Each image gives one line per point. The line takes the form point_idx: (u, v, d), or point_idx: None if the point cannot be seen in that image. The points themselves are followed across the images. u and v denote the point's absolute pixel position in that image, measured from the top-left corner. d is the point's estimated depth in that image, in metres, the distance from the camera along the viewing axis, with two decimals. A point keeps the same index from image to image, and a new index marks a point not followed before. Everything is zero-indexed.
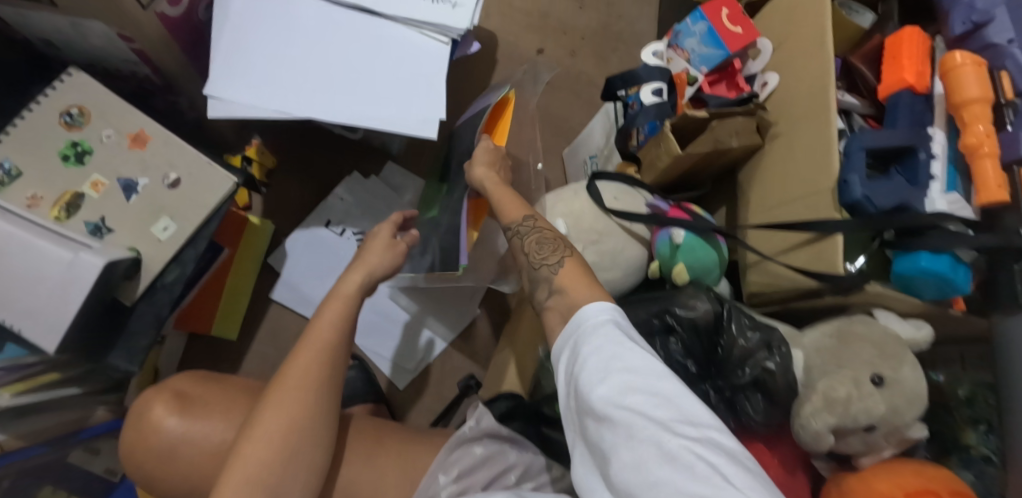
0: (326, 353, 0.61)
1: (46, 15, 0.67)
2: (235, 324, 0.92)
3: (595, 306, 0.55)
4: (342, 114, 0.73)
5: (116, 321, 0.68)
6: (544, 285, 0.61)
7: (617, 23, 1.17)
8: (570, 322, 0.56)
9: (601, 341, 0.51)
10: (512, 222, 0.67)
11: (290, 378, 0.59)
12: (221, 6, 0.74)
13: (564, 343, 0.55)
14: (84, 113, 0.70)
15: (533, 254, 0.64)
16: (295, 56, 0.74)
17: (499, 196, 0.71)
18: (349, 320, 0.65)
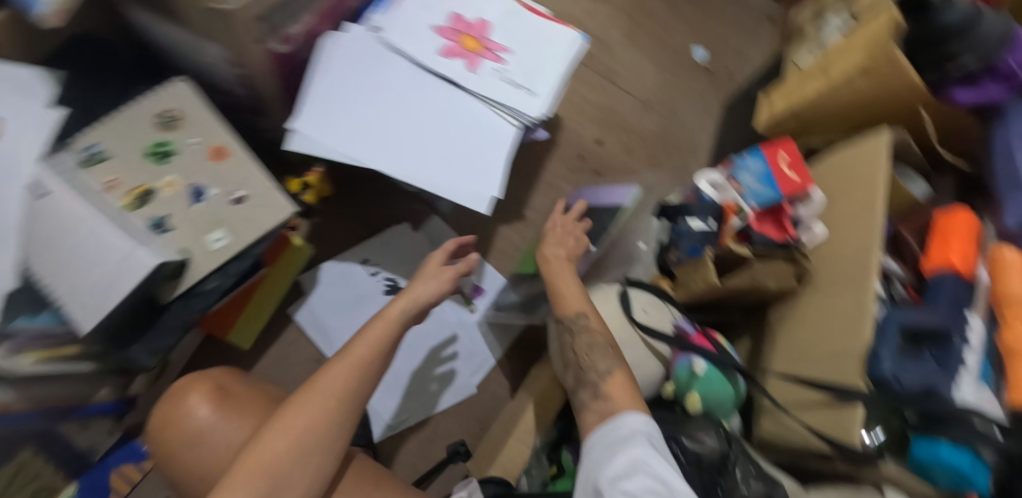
0: (356, 377, 0.59)
1: (170, 28, 0.69)
2: (251, 335, 0.93)
3: (634, 416, 0.60)
4: (410, 174, 0.77)
5: (149, 317, 0.67)
6: (590, 389, 0.66)
7: (677, 131, 1.36)
8: (606, 421, 0.61)
9: (635, 445, 0.57)
10: (565, 315, 0.70)
11: (323, 383, 0.57)
12: (322, 52, 0.79)
13: (592, 441, 0.60)
14: (179, 118, 0.70)
15: (584, 358, 0.68)
16: (378, 111, 0.79)
17: (567, 288, 0.72)
18: (388, 346, 0.63)
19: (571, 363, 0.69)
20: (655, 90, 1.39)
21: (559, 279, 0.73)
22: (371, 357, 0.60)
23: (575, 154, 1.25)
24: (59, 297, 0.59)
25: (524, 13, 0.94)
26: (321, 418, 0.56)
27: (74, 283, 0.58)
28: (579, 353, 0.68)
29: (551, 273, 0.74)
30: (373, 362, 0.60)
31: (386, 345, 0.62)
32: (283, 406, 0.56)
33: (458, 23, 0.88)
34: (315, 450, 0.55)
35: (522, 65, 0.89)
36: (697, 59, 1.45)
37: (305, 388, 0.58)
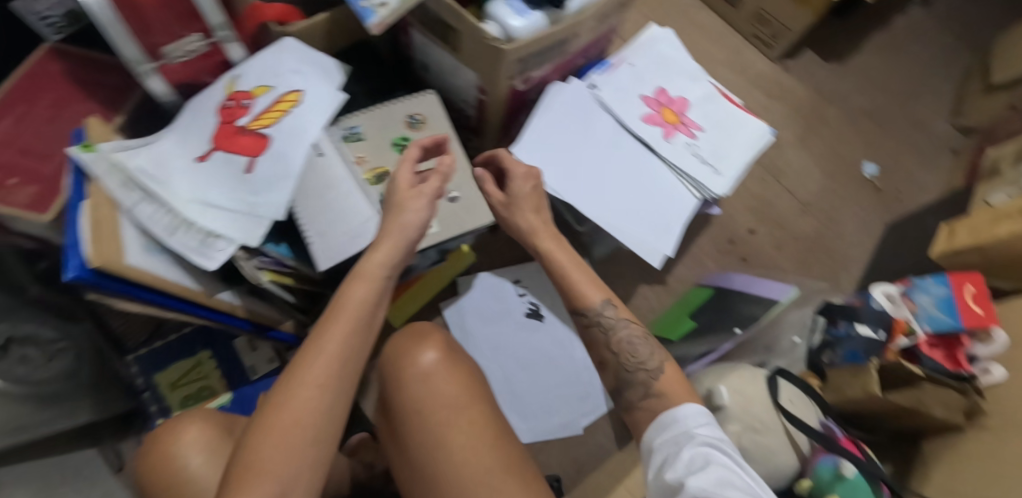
0: (343, 354, 0.56)
1: (441, 52, 0.84)
2: (400, 315, 1.03)
3: (690, 408, 0.58)
4: (597, 213, 0.85)
5: (357, 273, 0.79)
6: (639, 387, 0.63)
7: (830, 240, 1.34)
8: (663, 414, 0.60)
9: (698, 440, 0.55)
10: (608, 317, 0.68)
11: (327, 344, 0.55)
12: (548, 95, 0.90)
13: (651, 438, 0.59)
14: (422, 121, 0.84)
15: (624, 355, 0.66)
16: (583, 155, 0.88)
17: (562, 257, 0.72)
18: (368, 315, 0.59)
19: (602, 357, 0.69)
20: (816, 194, 1.39)
21: (557, 253, 0.72)
22: (353, 332, 0.57)
23: (725, 238, 1.28)
24: (309, 233, 0.73)
25: (721, 100, 1.02)
26: (324, 411, 0.53)
27: (321, 226, 0.73)
28: (617, 351, 0.67)
29: (542, 244, 0.73)
30: (358, 337, 0.58)
31: (370, 302, 0.59)
32: (267, 416, 0.52)
33: (659, 97, 0.98)
34: (322, 437, 0.53)
35: (710, 145, 0.97)
36: (866, 174, 1.43)
37: (283, 386, 0.53)
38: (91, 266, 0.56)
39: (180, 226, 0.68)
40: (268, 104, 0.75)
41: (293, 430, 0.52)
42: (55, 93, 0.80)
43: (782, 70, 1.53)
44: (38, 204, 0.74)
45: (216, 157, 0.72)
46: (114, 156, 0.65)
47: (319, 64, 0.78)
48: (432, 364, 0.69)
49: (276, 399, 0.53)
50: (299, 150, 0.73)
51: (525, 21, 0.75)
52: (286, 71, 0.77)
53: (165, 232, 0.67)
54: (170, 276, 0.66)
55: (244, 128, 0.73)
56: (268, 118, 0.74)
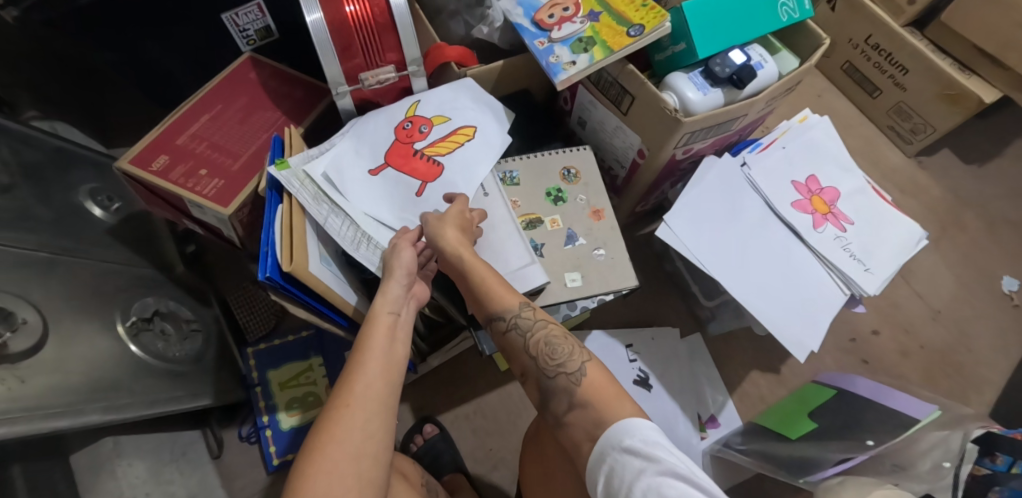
0: (383, 363, 0.57)
1: (606, 113, 0.86)
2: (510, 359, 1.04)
3: (628, 429, 0.55)
4: (741, 293, 0.84)
5: None
6: (562, 395, 0.62)
7: (962, 355, 1.25)
8: (601, 439, 0.57)
9: (642, 466, 0.52)
10: (494, 311, 0.67)
11: (372, 353, 0.57)
12: (702, 169, 0.90)
13: (596, 471, 0.56)
14: (576, 175, 0.86)
15: (544, 358, 0.65)
16: (731, 232, 0.87)
17: (478, 268, 0.67)
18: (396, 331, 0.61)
19: (524, 366, 0.66)
20: (949, 303, 1.30)
21: (477, 266, 0.67)
22: (387, 344, 0.59)
23: (848, 335, 1.24)
24: None
25: (873, 196, 0.97)
26: (377, 407, 0.54)
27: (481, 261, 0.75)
28: (536, 354, 0.65)
29: (471, 264, 0.67)
30: (396, 348, 0.59)
31: (400, 314, 0.62)
32: (322, 423, 0.53)
33: (809, 184, 0.95)
34: (380, 428, 0.54)
35: (860, 242, 0.92)
36: (1005, 288, 1.33)
37: (332, 403, 0.54)
38: (283, 269, 0.61)
39: (362, 242, 0.71)
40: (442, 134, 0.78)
41: (349, 443, 0.52)
42: (249, 97, 0.85)
43: (918, 166, 1.46)
44: (222, 198, 0.77)
45: (389, 174, 0.75)
46: (304, 170, 0.72)
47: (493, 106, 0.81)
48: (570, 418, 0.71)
49: (330, 407, 0.54)
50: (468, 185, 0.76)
51: (703, 96, 0.76)
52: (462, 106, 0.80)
53: (351, 246, 0.70)
54: (337, 288, 0.68)
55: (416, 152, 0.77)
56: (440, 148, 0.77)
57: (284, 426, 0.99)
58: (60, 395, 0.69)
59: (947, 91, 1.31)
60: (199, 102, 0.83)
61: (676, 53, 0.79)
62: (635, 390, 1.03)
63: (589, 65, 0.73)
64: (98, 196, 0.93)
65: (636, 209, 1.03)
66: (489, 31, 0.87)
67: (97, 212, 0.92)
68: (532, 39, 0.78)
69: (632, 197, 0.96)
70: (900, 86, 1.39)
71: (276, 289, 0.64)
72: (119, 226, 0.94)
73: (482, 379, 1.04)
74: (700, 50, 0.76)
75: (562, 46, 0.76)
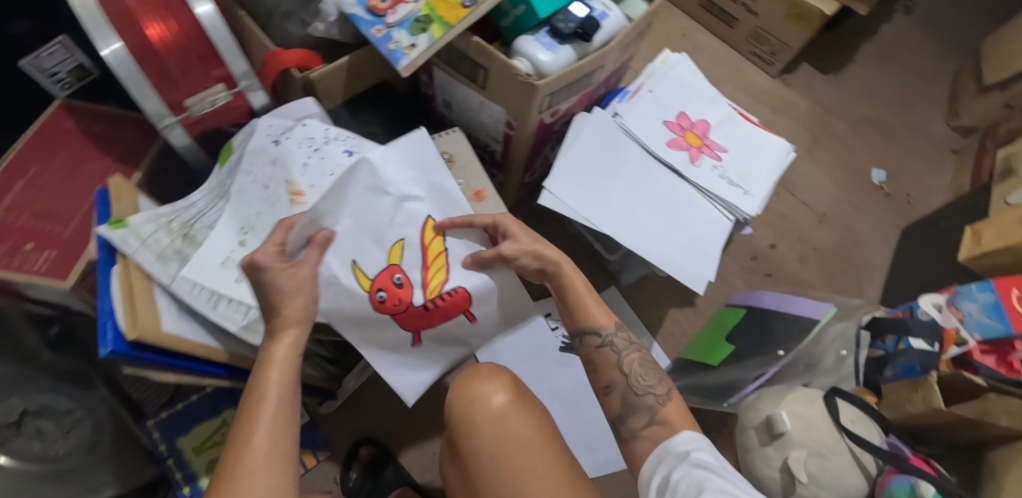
0: (276, 413, 0.54)
1: (467, 90, 0.84)
2: None
3: (687, 436, 0.61)
4: (634, 242, 0.85)
5: None
6: (645, 412, 0.65)
7: (852, 248, 1.35)
8: (659, 449, 0.61)
9: (690, 463, 0.57)
10: (604, 327, 0.69)
11: (268, 405, 0.54)
12: (574, 129, 0.90)
13: (651, 473, 0.60)
14: (451, 161, 0.83)
15: (635, 377, 0.68)
16: (615, 186, 0.88)
17: (578, 284, 0.71)
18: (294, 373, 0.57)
19: (613, 381, 0.68)
20: (831, 205, 1.39)
21: (576, 280, 0.71)
22: (287, 392, 0.56)
23: (749, 254, 1.30)
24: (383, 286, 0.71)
25: (741, 120, 1.01)
26: (276, 457, 0.52)
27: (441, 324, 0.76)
28: (629, 371, 0.68)
29: (571, 284, 0.71)
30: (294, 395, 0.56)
31: (298, 352, 0.58)
32: (222, 486, 0.50)
33: (682, 121, 0.98)
34: (289, 486, 0.52)
35: (735, 166, 0.96)
36: (876, 179, 1.44)
37: (231, 466, 0.51)
38: (129, 339, 0.55)
39: (219, 300, 0.64)
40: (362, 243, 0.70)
41: None
42: (73, 153, 0.76)
43: (783, 85, 1.54)
44: (58, 269, 0.68)
45: (428, 336, 0.75)
46: (144, 229, 0.63)
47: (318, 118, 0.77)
48: (503, 407, 0.60)
49: (226, 469, 0.51)
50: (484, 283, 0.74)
51: (553, 55, 0.75)
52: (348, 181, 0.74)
53: (206, 305, 0.63)
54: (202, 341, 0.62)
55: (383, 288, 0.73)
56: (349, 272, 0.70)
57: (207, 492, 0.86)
58: None
59: (793, 10, 1.38)
60: (8, 169, 0.73)
61: (519, 17, 0.78)
62: (561, 357, 1.04)
63: (430, 45, 0.70)
64: None
65: (525, 180, 1.03)
66: (325, 26, 0.81)
67: None
68: (369, 27, 0.74)
69: (516, 169, 0.95)
70: (752, 12, 1.45)
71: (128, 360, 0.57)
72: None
73: None
74: (539, 9, 0.75)
75: (400, 29, 0.72)
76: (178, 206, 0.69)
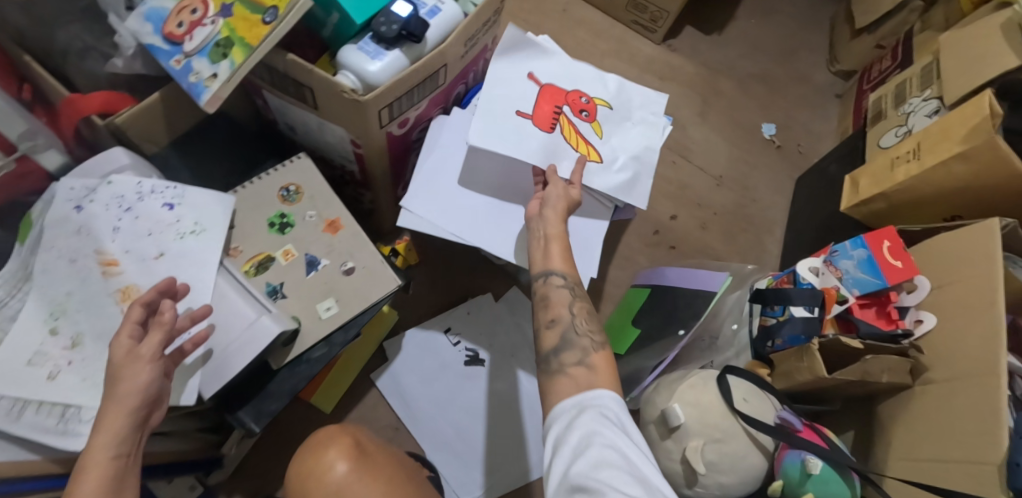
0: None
1: (303, 112, 0.76)
2: (334, 397, 0.95)
3: (603, 391, 0.58)
4: (507, 249, 0.79)
5: (257, 379, 0.69)
6: (575, 350, 0.62)
7: (750, 206, 1.36)
8: (573, 397, 0.59)
9: (592, 415, 0.55)
10: (572, 277, 0.67)
11: None
12: (432, 136, 0.84)
13: (557, 416, 0.58)
14: (299, 192, 0.76)
15: (581, 321, 0.65)
16: (479, 192, 0.81)
17: (556, 246, 0.69)
18: (118, 479, 0.50)
19: (558, 317, 0.65)
20: (725, 166, 1.40)
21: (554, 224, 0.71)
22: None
23: (651, 229, 1.29)
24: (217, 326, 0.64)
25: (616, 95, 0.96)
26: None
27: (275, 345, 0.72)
28: (576, 313, 0.66)
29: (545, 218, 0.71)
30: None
31: (124, 450, 0.51)
32: None
33: (574, 100, 0.88)
34: None
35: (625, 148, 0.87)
36: (766, 135, 1.45)
37: None
38: None
39: (25, 406, 0.55)
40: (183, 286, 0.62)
41: None
42: None
43: (668, 50, 1.52)
44: None
45: (522, 122, 0.82)
46: None
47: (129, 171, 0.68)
48: (342, 476, 0.61)
49: None
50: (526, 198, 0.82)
51: (382, 64, 0.69)
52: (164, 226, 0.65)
53: (7, 418, 0.53)
54: (10, 459, 0.52)
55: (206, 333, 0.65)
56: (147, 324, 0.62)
57: None
58: None
59: None
60: None
61: (338, 25, 0.70)
62: (467, 370, 1.00)
63: (232, 72, 0.62)
64: None
65: (400, 194, 0.97)
66: (125, 62, 0.72)
67: None
68: (168, 58, 0.65)
69: (382, 186, 0.88)
70: None
71: None
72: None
73: (310, 432, 0.94)
74: (357, 15, 0.68)
75: (200, 58, 0.64)
76: None
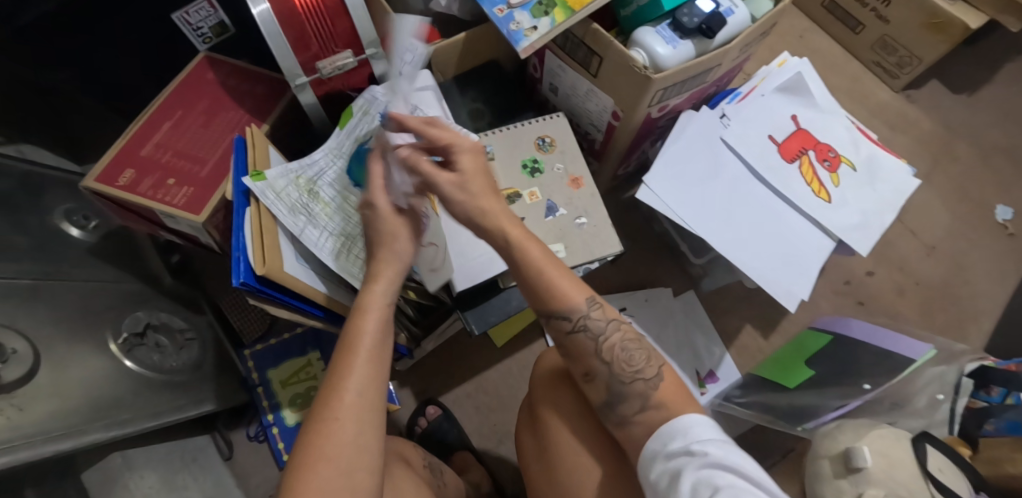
0: (369, 366, 0.56)
1: (576, 76, 0.84)
2: (505, 334, 1.04)
3: (697, 425, 0.56)
4: (728, 249, 0.84)
5: (484, 292, 0.78)
6: (636, 399, 0.62)
7: (960, 286, 1.25)
8: (664, 432, 0.57)
9: (697, 453, 0.53)
10: (578, 318, 0.64)
11: (363, 347, 0.56)
12: (679, 127, 0.87)
13: (655, 457, 0.57)
14: (552, 144, 0.84)
15: (617, 363, 0.63)
16: (713, 193, 0.86)
17: (534, 250, 0.62)
18: (387, 323, 0.59)
19: (593, 369, 0.64)
20: (942, 237, 1.29)
21: (545, 265, 0.63)
22: (380, 335, 0.58)
23: (843, 278, 1.24)
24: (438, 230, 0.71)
25: (861, 138, 0.95)
26: (357, 414, 0.53)
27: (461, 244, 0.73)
28: (611, 359, 0.64)
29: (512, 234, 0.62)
30: (387, 340, 0.58)
31: (392, 299, 0.60)
32: (313, 421, 0.53)
33: (823, 150, 0.92)
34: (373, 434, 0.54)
35: (860, 204, 0.90)
36: (999, 218, 1.31)
37: (321, 400, 0.54)
38: (261, 272, 0.60)
39: (342, 251, 0.69)
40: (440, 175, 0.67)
41: (343, 438, 0.52)
42: (210, 100, 0.80)
43: (906, 101, 1.42)
44: (194, 205, 0.74)
45: (777, 138, 0.91)
46: (279, 183, 0.67)
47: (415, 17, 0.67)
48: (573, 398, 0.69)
49: (316, 403, 0.54)
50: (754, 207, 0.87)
51: (672, 50, 0.74)
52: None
53: (329, 256, 0.67)
54: (318, 286, 0.67)
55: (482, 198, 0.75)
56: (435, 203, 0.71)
57: (290, 422, 0.96)
58: (60, 418, 0.64)
59: (931, 20, 1.26)
60: (159, 109, 0.77)
61: (642, 7, 0.76)
62: None
63: (551, 29, 0.71)
64: (74, 216, 0.84)
65: (618, 173, 1.02)
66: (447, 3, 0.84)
67: (75, 232, 0.84)
68: (491, 7, 0.73)
69: (612, 160, 0.94)
70: (883, 19, 1.33)
71: (253, 292, 0.62)
72: (103, 246, 0.86)
73: (479, 357, 1.04)
74: (665, 1, 0.74)
75: (522, 11, 0.72)
76: (304, 163, 0.71)
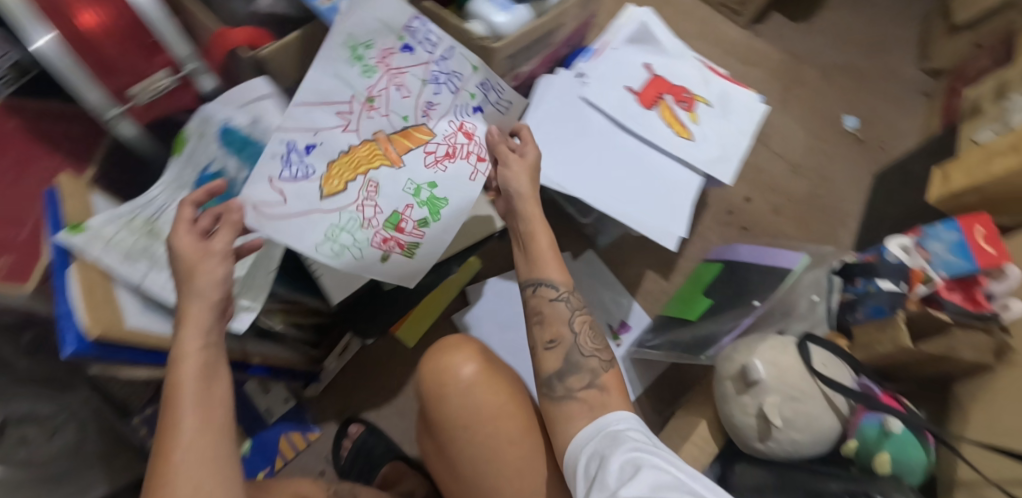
0: (200, 414, 0.52)
1: None
2: (415, 334, 1.01)
3: (629, 417, 0.59)
4: (606, 203, 0.86)
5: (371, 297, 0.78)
6: (586, 372, 0.63)
7: (826, 196, 1.36)
8: (597, 422, 0.59)
9: (627, 438, 0.55)
10: (565, 288, 0.66)
11: (189, 404, 0.52)
12: (538, 92, 0.88)
13: (588, 440, 0.58)
14: None
15: (584, 338, 0.65)
16: (584, 152, 0.88)
17: (542, 240, 0.67)
18: (211, 367, 0.54)
19: (561, 335, 0.65)
20: (804, 155, 1.40)
21: (541, 236, 0.67)
22: (205, 385, 0.53)
23: (725, 209, 1.31)
24: (315, 266, 0.72)
25: (711, 76, 0.99)
26: (208, 468, 0.50)
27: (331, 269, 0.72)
28: (580, 331, 0.65)
29: (524, 207, 0.67)
30: (215, 388, 0.54)
31: (212, 338, 0.55)
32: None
33: (679, 91, 0.96)
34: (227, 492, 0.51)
35: (718, 136, 0.95)
36: (848, 127, 1.44)
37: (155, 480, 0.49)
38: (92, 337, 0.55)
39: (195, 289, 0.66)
40: (349, 154, 0.67)
41: None
42: (16, 152, 0.72)
43: (752, 35, 1.51)
44: (17, 275, 0.65)
45: (636, 89, 0.94)
46: (105, 231, 0.61)
47: (487, 73, 0.73)
48: (471, 376, 0.67)
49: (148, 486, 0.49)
50: (625, 159, 0.90)
51: (510, 16, 0.74)
52: (374, 12, 0.66)
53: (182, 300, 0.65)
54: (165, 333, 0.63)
55: (388, 233, 0.68)
56: (339, 184, 0.66)
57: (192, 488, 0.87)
58: None
59: None
60: None
61: None
62: None
63: None
64: None
65: None
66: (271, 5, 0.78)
67: None
68: None
69: None
70: None
71: (94, 359, 0.57)
72: None
73: (395, 362, 1.01)
74: None
75: None
76: (138, 203, 0.67)
